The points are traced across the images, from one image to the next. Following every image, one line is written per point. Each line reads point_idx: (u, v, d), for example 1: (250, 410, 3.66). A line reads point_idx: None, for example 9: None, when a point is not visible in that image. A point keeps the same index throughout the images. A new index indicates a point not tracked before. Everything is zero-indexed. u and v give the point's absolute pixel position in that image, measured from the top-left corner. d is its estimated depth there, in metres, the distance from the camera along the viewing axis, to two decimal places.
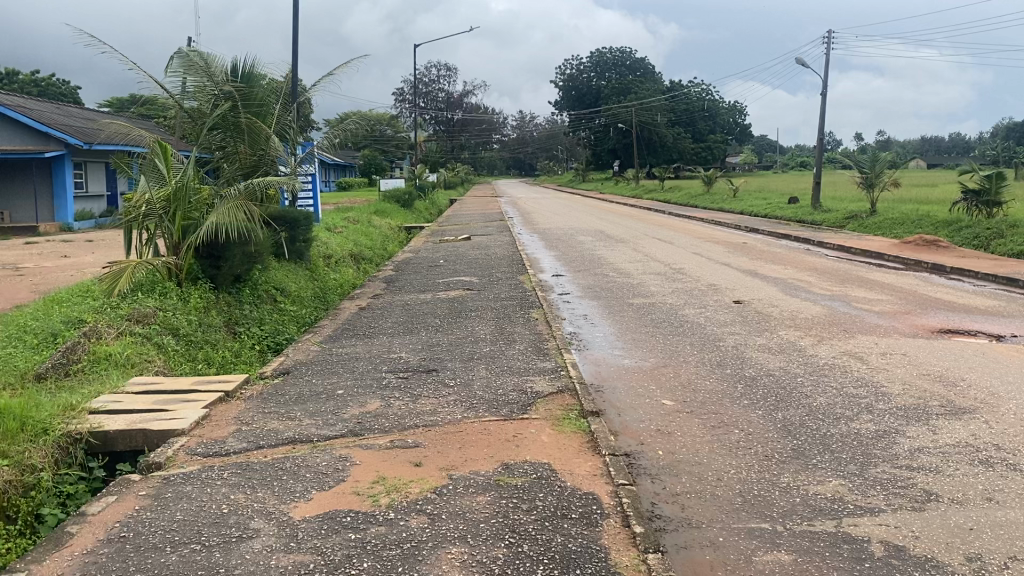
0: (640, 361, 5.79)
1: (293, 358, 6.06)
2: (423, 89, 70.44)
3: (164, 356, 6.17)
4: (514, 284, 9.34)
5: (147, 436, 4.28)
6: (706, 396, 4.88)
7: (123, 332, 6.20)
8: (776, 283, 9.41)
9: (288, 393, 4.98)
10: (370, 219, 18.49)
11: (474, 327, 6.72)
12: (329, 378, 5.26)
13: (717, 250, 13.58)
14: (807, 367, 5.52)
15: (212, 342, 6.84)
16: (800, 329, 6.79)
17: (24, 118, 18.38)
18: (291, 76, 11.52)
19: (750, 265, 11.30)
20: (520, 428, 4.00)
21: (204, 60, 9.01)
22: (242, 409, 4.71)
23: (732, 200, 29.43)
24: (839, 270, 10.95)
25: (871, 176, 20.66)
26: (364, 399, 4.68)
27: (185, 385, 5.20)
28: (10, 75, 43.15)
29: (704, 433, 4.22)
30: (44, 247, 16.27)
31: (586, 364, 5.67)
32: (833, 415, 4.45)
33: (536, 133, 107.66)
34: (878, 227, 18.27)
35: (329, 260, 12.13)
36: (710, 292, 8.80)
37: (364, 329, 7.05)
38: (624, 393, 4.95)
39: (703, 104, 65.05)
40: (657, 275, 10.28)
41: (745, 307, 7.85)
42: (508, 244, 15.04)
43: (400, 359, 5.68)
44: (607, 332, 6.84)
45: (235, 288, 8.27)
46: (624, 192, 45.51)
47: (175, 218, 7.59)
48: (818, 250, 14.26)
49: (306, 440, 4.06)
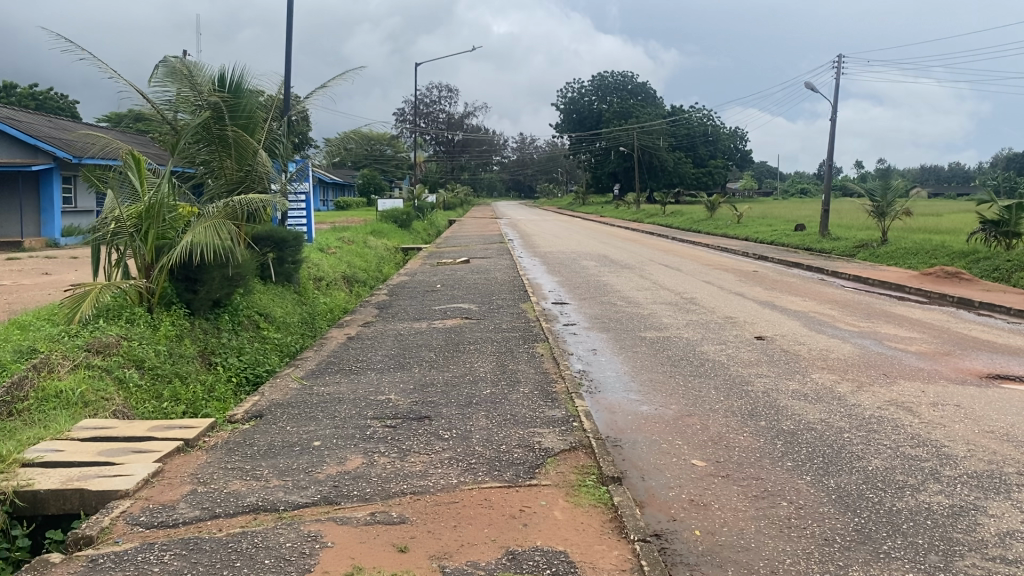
0: (660, 408, 5.12)
1: (269, 397, 5.39)
2: (423, 110, 70.17)
3: (124, 393, 5.47)
4: (516, 313, 8.69)
5: (84, 498, 3.57)
6: (742, 456, 4.21)
7: (78, 365, 5.52)
8: (798, 318, 8.77)
9: (257, 445, 4.29)
10: (365, 239, 17.89)
11: (473, 363, 6.05)
12: (305, 426, 4.58)
13: (729, 279, 12.95)
14: (852, 421, 4.85)
15: (183, 374, 6.18)
16: (834, 373, 6.12)
17: (11, 129, 17.81)
18: (284, 88, 10.90)
19: (766, 296, 10.65)
20: (527, 500, 3.34)
21: (188, 69, 8.41)
22: (201, 463, 4.01)
23: (735, 226, 28.91)
24: (861, 304, 10.31)
25: (882, 204, 20.12)
26: (346, 454, 4.02)
27: (140, 431, 4.50)
28: (6, 89, 42.82)
29: (748, 506, 3.55)
30: (26, 263, 15.62)
31: (599, 411, 5.00)
32: (896, 484, 3.78)
33: (536, 156, 107.79)
34: (892, 258, 17.66)
35: (320, 282, 11.49)
36: (728, 325, 8.15)
37: (351, 363, 6.40)
38: (647, 450, 4.29)
39: (705, 129, 64.79)
40: (668, 305, 9.64)
41: (768, 345, 7.19)
42: (509, 267, 14.41)
43: (388, 402, 5.01)
44: (619, 371, 6.18)
45: (213, 314, 7.63)
46: (625, 216, 44.94)
47: (147, 237, 6.93)
48: (833, 281, 13.65)
49: (272, 508, 3.38)
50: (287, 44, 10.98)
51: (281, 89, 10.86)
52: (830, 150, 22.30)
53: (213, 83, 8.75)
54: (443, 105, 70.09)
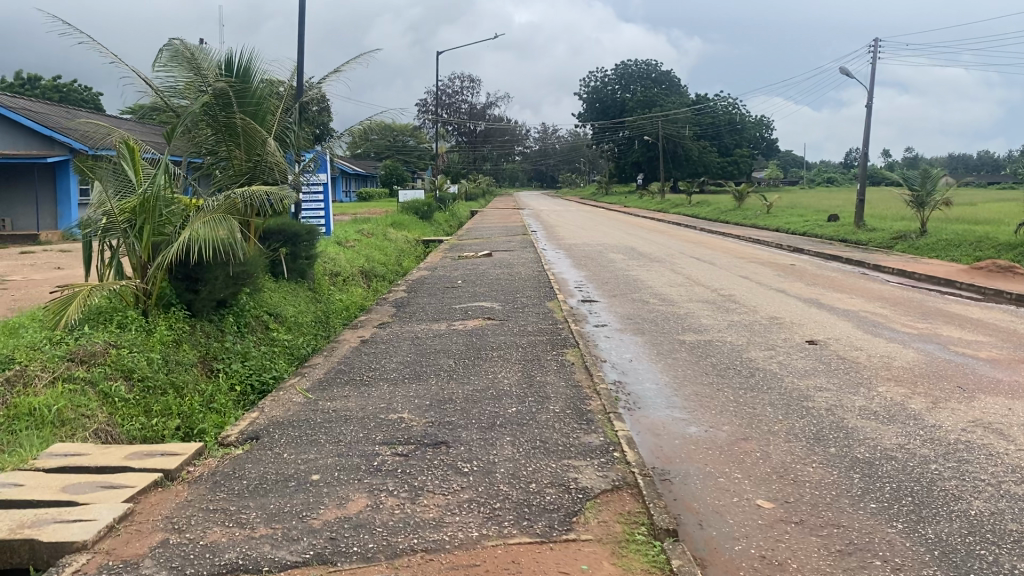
0: (712, 430, 4.49)
1: (269, 414, 4.81)
2: (444, 99, 69.46)
3: (108, 408, 4.90)
4: (542, 314, 8.05)
5: (35, 550, 2.99)
6: (815, 496, 3.56)
7: (58, 377, 4.96)
8: (850, 318, 8.06)
9: (247, 478, 3.69)
10: (384, 231, 17.35)
11: (498, 374, 5.43)
12: (306, 453, 3.99)
13: (765, 273, 12.25)
14: (936, 448, 4.16)
15: (178, 384, 5.62)
16: (903, 386, 5.43)
17: (25, 121, 17.36)
18: (296, 75, 10.29)
19: (810, 293, 9.93)
20: (566, 563, 2.71)
21: (193, 54, 7.83)
22: (179, 503, 3.42)
23: (765, 216, 28.06)
24: (914, 301, 9.57)
25: (922, 193, 19.18)
26: (348, 492, 3.41)
27: (114, 458, 3.90)
28: (29, 81, 42.72)
29: (833, 567, 2.90)
30: (39, 257, 15.21)
31: (641, 433, 4.39)
32: (1010, 537, 3.12)
33: (558, 145, 107.16)
34: (933, 249, 16.84)
35: (335, 278, 10.95)
36: (774, 327, 7.48)
37: (363, 371, 5.83)
38: (702, 486, 3.67)
39: (731, 117, 63.57)
40: (705, 303, 8.97)
41: (823, 351, 6.50)
42: (533, 261, 13.78)
43: (401, 421, 4.41)
44: (659, 382, 5.54)
45: (217, 314, 7.09)
46: (649, 206, 44.10)
47: (143, 233, 6.36)
48: (877, 275, 12.87)
49: (253, 570, 2.78)
50: (299, 28, 10.41)
51: (292, 76, 10.23)
52: (866, 137, 21.40)
53: (218, 68, 8.18)
54: (465, 94, 69.36)
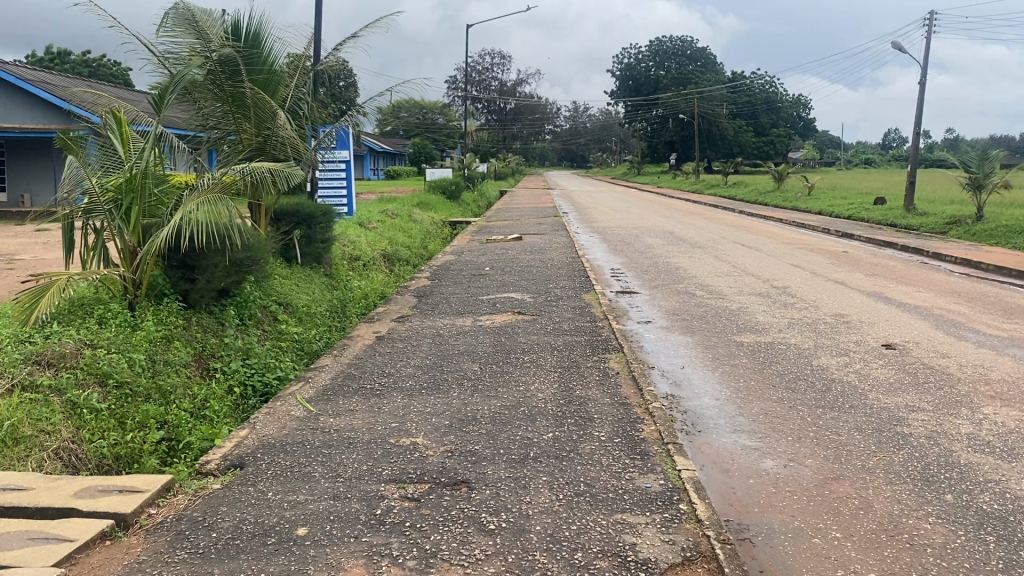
0: (792, 466, 3.68)
1: (261, 433, 4.05)
2: (475, 77, 68.36)
3: (75, 421, 4.16)
4: (579, 307, 7.24)
5: None
6: (944, 571, 2.73)
7: (16, 386, 4.26)
8: (924, 317, 7.16)
9: (217, 530, 2.93)
10: (411, 212, 16.60)
11: (531, 386, 4.64)
12: (295, 493, 3.23)
13: (819, 262, 11.31)
14: None
15: (164, 388, 4.89)
16: (1011, 406, 4.56)
17: (45, 94, 16.76)
18: (314, 45, 9.52)
19: (873, 286, 9.01)
20: None
21: (198, 14, 6.98)
22: (126, 567, 2.68)
23: (807, 198, 26.87)
24: (989, 296, 8.62)
25: (979, 175, 17.95)
26: (339, 558, 2.65)
27: (61, 496, 3.17)
28: (59, 56, 42.70)
29: None
30: (54, 236, 14.65)
31: (707, 470, 3.60)
32: None
33: (589, 124, 105.81)
34: (993, 236, 15.70)
35: (355, 263, 10.21)
36: (842, 327, 6.62)
37: (375, 376, 5.07)
38: (793, 551, 2.87)
39: (767, 96, 61.85)
40: (757, 296, 8.12)
41: (904, 358, 5.62)
42: (567, 246, 12.95)
43: (414, 450, 3.63)
44: (717, 396, 4.72)
45: (217, 305, 6.37)
46: (684, 187, 42.94)
47: (130, 215, 5.65)
48: (938, 265, 11.87)
49: None
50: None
51: (310, 46, 9.45)
52: (919, 116, 20.17)
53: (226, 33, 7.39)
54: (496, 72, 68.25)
